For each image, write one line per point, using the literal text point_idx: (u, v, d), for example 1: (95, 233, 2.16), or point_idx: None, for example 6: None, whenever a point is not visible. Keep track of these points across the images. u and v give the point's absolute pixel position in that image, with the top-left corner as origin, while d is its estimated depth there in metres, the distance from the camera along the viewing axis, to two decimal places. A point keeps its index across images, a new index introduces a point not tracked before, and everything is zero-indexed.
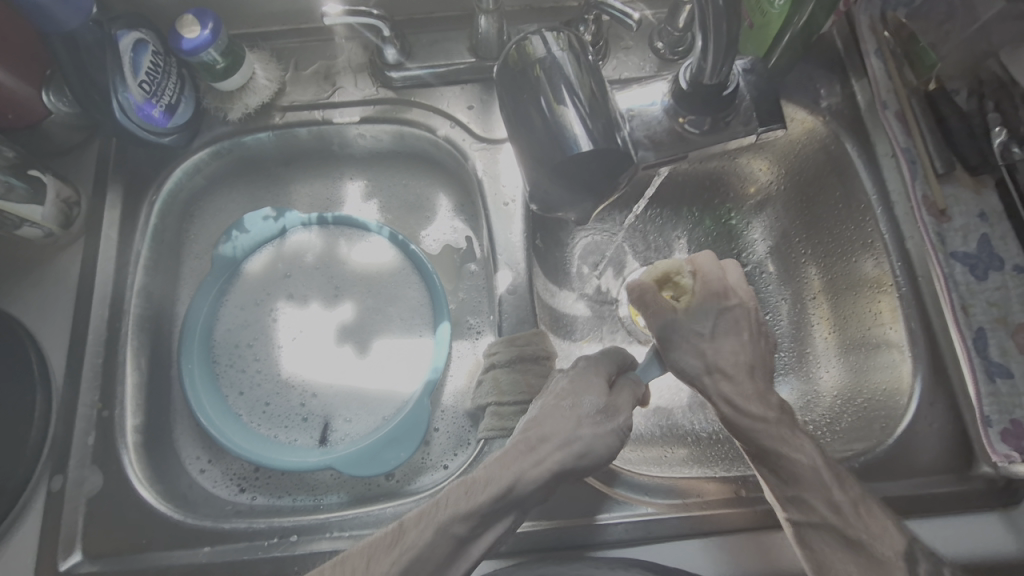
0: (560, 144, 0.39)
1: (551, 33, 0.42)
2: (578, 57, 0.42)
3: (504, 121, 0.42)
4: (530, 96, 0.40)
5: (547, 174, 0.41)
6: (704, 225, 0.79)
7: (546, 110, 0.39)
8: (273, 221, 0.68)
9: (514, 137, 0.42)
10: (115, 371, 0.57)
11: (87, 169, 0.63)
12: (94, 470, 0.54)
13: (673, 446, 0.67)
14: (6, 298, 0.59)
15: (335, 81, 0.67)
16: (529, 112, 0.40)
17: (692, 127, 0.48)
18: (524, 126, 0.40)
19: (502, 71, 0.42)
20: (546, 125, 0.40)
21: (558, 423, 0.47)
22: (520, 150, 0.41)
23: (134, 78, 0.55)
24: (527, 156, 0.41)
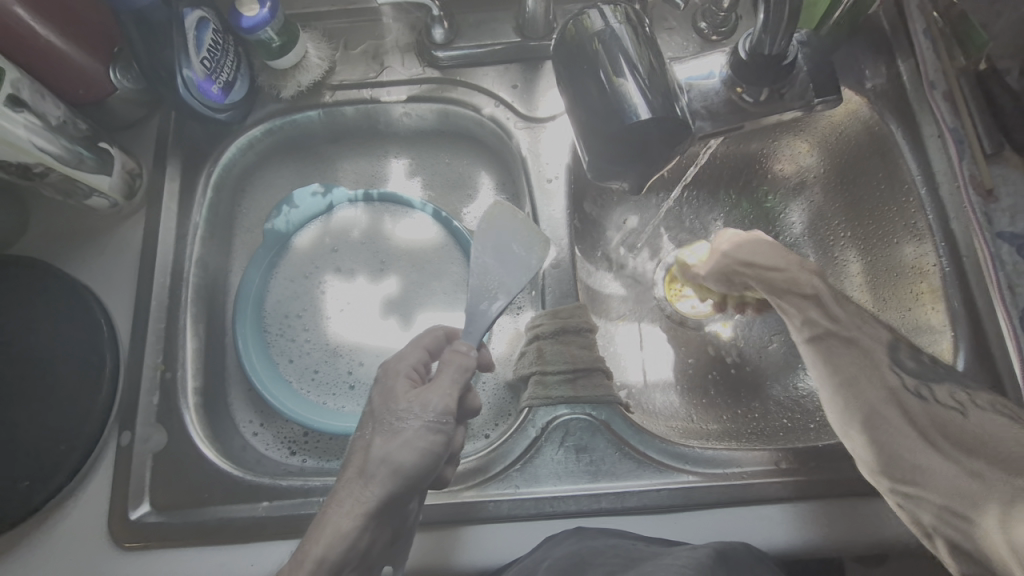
0: (619, 114, 0.40)
1: (608, 7, 0.43)
2: (636, 30, 0.42)
3: (561, 94, 0.44)
4: (588, 68, 0.41)
5: (604, 144, 0.42)
6: (741, 207, 0.80)
7: (603, 81, 0.40)
8: (321, 197, 0.70)
9: (571, 110, 0.43)
10: (177, 335, 0.60)
11: (146, 144, 0.66)
12: (159, 428, 0.57)
13: (705, 422, 0.70)
14: (75, 265, 0.62)
15: (382, 60, 0.69)
16: (586, 83, 0.41)
17: (748, 98, 0.48)
18: (582, 97, 0.41)
19: (561, 45, 0.43)
20: (605, 95, 0.40)
21: (362, 458, 0.47)
22: (580, 122, 0.42)
23: (197, 55, 0.58)
24: (584, 127, 0.43)
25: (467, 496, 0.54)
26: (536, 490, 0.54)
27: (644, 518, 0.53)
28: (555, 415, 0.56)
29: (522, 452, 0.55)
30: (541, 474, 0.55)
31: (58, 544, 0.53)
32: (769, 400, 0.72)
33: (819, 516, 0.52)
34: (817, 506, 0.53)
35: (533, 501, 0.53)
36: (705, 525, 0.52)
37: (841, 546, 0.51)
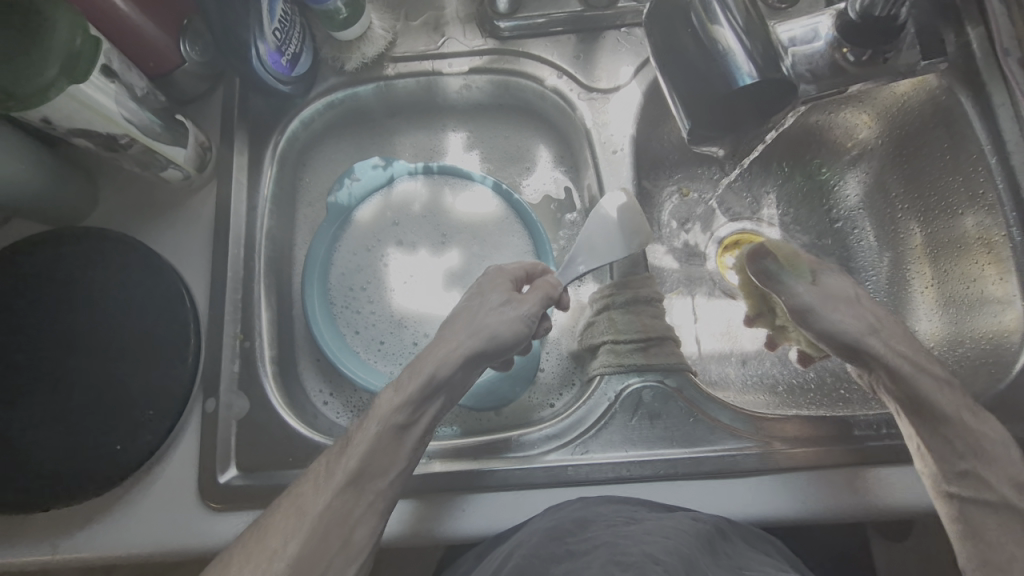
0: (725, 80, 0.45)
1: None
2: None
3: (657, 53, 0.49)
4: (686, 27, 0.46)
5: (706, 107, 0.47)
6: (795, 180, 0.81)
7: (712, 48, 0.45)
8: (382, 170, 0.71)
9: (670, 66, 0.48)
10: (252, 306, 0.61)
11: (212, 117, 0.66)
12: (241, 395, 0.59)
13: (760, 392, 0.71)
14: (151, 238, 0.64)
15: (444, 31, 0.68)
16: (685, 40, 0.46)
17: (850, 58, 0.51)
18: (689, 63, 0.46)
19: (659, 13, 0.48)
20: (712, 62, 0.45)
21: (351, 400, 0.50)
22: (683, 86, 0.47)
23: (269, 26, 0.57)
24: (683, 81, 0.47)
25: (545, 459, 0.55)
26: (611, 456, 0.55)
27: (718, 482, 0.53)
28: (628, 386, 0.58)
29: (595, 419, 0.57)
30: (615, 440, 0.56)
31: (151, 504, 0.56)
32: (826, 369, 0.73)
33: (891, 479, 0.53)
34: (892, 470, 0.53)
35: (608, 466, 0.54)
36: (782, 488, 0.53)
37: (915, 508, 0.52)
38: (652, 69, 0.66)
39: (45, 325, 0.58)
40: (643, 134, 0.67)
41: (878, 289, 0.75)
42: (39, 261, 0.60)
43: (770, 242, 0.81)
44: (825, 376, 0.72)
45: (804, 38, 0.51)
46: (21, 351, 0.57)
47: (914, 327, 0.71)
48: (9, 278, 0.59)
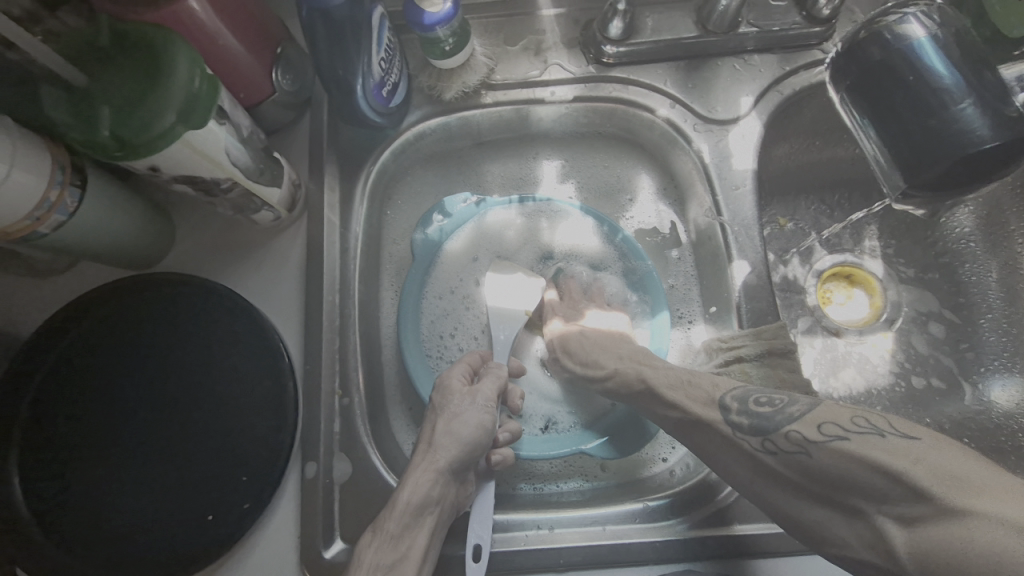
0: (962, 132, 0.42)
1: (921, 13, 0.45)
2: (950, 33, 0.44)
3: (864, 104, 0.46)
4: (903, 78, 0.44)
5: (929, 161, 0.44)
6: (897, 211, 0.77)
7: (939, 98, 0.43)
8: (476, 204, 0.66)
9: (883, 119, 0.46)
10: (350, 358, 0.57)
11: (300, 150, 0.62)
12: (343, 458, 0.54)
13: None
14: (237, 281, 0.59)
15: (546, 57, 0.64)
16: (903, 92, 0.44)
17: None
18: (909, 112, 0.44)
19: (858, 59, 0.46)
20: (938, 113, 0.43)
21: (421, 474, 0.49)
22: (895, 137, 0.45)
23: (376, 57, 0.53)
24: (900, 136, 0.45)
25: (682, 531, 0.51)
26: (752, 527, 0.51)
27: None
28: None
29: (733, 485, 0.52)
30: (758, 509, 0.51)
31: None
32: (943, 415, 0.69)
33: None
34: None
35: (753, 539, 0.50)
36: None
37: None
38: (772, 100, 0.61)
39: (132, 383, 0.54)
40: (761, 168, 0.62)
41: (993, 326, 0.71)
42: (124, 309, 0.55)
43: (871, 275, 0.76)
44: (945, 423, 0.68)
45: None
46: (108, 409, 0.53)
47: None
48: (93, 328, 0.55)
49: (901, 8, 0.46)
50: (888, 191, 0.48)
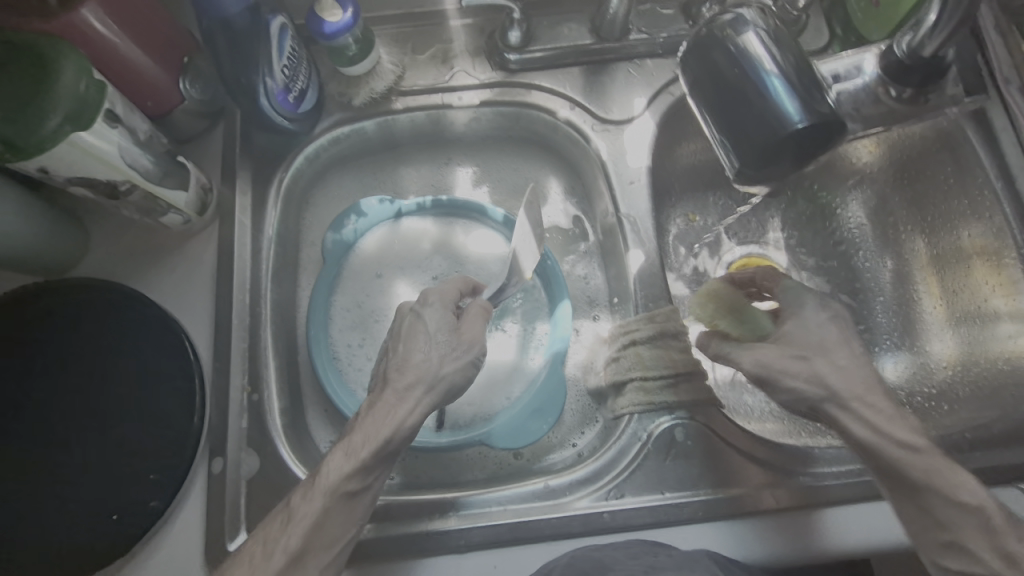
0: (780, 116, 0.41)
1: (744, 9, 0.45)
2: (775, 26, 0.44)
3: (699, 98, 0.46)
4: (728, 66, 0.44)
5: (762, 152, 0.43)
6: (796, 205, 0.81)
7: (763, 89, 0.42)
8: (389, 204, 0.68)
9: (715, 111, 0.45)
10: (260, 356, 0.58)
11: (212, 156, 0.63)
12: (251, 453, 0.55)
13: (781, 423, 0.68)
14: (147, 285, 0.60)
15: (453, 65, 0.67)
16: (730, 81, 0.43)
17: (895, 93, 0.49)
18: (737, 107, 0.43)
19: (698, 53, 0.45)
20: (761, 104, 0.42)
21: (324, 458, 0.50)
22: (729, 132, 0.44)
23: (279, 64, 0.55)
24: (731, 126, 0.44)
25: (578, 506, 0.54)
26: (643, 498, 0.54)
27: (760, 523, 0.52)
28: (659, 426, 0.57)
29: (628, 461, 0.55)
30: (650, 482, 0.54)
31: None
32: None
33: None
34: None
35: (645, 510, 0.53)
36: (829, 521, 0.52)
37: None
38: (664, 101, 0.66)
39: (34, 387, 0.54)
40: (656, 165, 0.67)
41: (884, 308, 0.75)
42: (29, 314, 0.55)
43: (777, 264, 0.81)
44: None
45: (847, 74, 0.49)
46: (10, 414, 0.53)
47: (926, 347, 0.71)
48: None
49: (735, 7, 0.45)
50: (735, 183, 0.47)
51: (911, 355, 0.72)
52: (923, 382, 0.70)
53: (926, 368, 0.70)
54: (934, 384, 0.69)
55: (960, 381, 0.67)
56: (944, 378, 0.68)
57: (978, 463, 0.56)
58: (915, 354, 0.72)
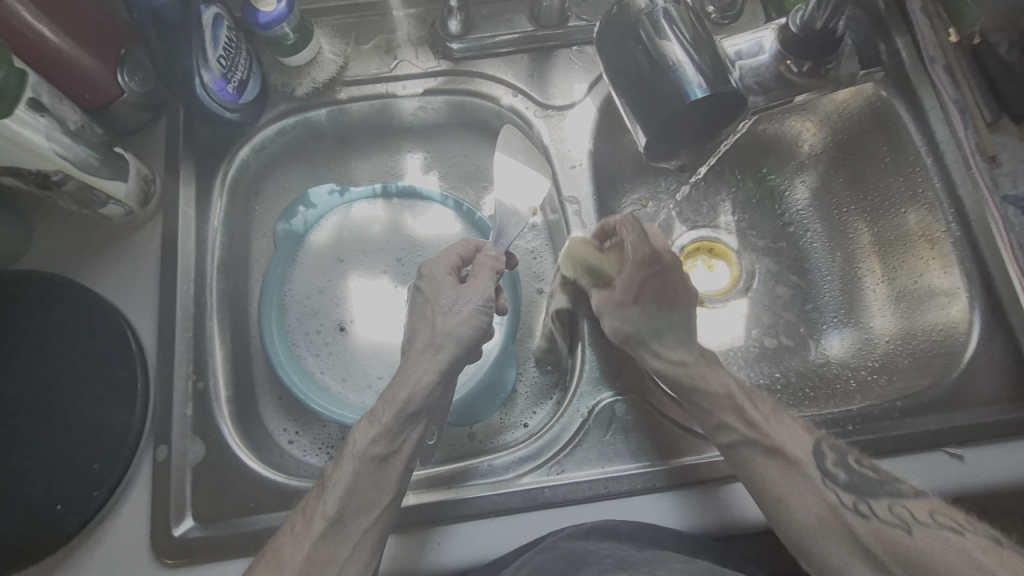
0: (679, 92, 0.47)
1: None
2: (680, 7, 0.49)
3: (608, 70, 0.50)
4: (634, 41, 0.48)
5: (668, 124, 0.48)
6: (747, 187, 0.81)
7: (669, 66, 0.47)
8: (338, 194, 0.69)
9: (623, 85, 0.50)
10: (205, 345, 0.58)
11: (156, 149, 0.64)
12: (196, 440, 0.55)
13: None
14: (90, 277, 0.60)
15: (396, 54, 0.68)
16: (637, 56, 0.48)
17: (795, 69, 0.55)
18: (643, 81, 0.48)
19: (612, 25, 0.49)
20: (668, 81, 0.47)
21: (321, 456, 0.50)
22: (640, 107, 0.49)
23: (214, 54, 0.56)
24: (637, 100, 0.49)
25: (521, 482, 0.54)
26: (586, 473, 0.55)
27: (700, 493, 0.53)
28: (602, 400, 0.58)
29: (570, 436, 0.56)
30: (592, 457, 0.55)
31: (96, 567, 0.51)
32: (790, 368, 0.72)
33: None
34: None
35: (587, 483, 0.54)
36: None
37: None
38: (603, 86, 0.67)
39: None
40: (599, 149, 0.68)
41: (831, 287, 0.76)
42: None
43: (728, 247, 0.80)
44: (792, 375, 0.71)
45: (750, 51, 0.56)
46: None
47: (868, 322, 0.72)
48: None
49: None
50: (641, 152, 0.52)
51: (855, 331, 0.73)
52: (864, 357, 0.70)
53: (867, 343, 0.71)
54: (874, 359, 0.69)
55: (898, 354, 0.68)
56: (884, 352, 0.69)
57: (912, 429, 0.57)
58: (859, 330, 0.73)
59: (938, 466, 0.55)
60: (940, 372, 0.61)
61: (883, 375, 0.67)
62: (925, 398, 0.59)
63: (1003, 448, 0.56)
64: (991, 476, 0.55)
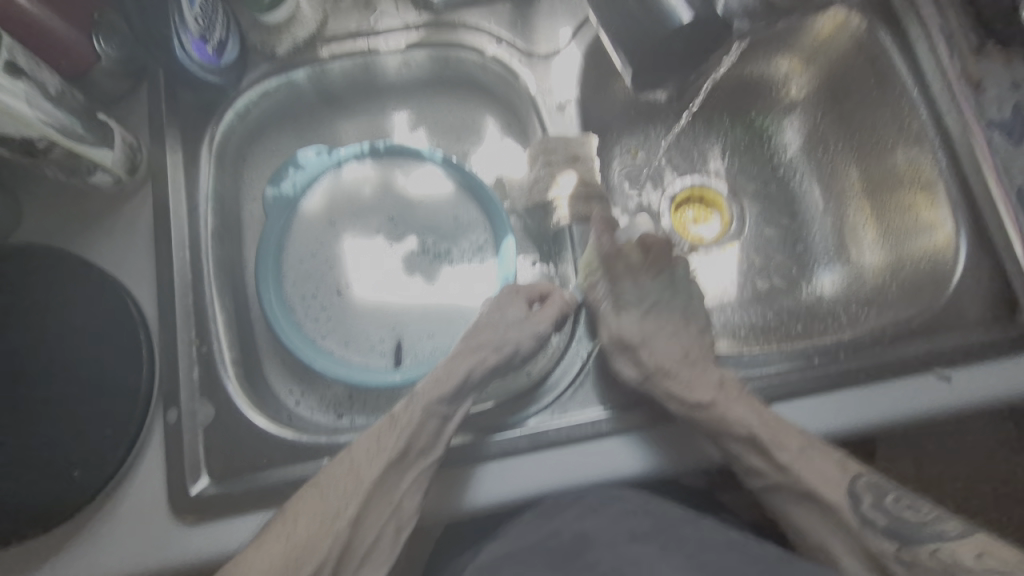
0: (666, 21, 0.47)
1: None
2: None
3: (591, 2, 0.50)
4: None
5: (655, 57, 0.48)
6: (735, 132, 0.81)
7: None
8: (327, 155, 0.68)
9: (607, 20, 0.49)
10: (205, 311, 0.59)
11: (139, 117, 0.63)
12: (205, 402, 0.56)
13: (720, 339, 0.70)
14: (84, 249, 0.59)
15: (375, 8, 0.67)
16: None
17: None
18: (629, 15, 0.48)
19: None
20: (651, 12, 0.47)
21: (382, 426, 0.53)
22: (626, 42, 0.49)
23: (190, 14, 0.55)
24: (622, 35, 0.49)
25: (525, 425, 0.55)
26: (587, 414, 0.56)
27: (712, 429, 0.55)
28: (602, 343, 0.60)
29: (569, 380, 0.58)
30: (593, 397, 0.57)
31: (120, 526, 0.53)
32: (783, 308, 0.73)
33: (851, 401, 0.56)
34: (850, 393, 0.56)
35: (589, 424, 0.55)
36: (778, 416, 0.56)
37: (879, 422, 0.56)
38: (587, 31, 0.67)
39: None
40: (586, 98, 0.68)
41: (821, 226, 0.77)
42: None
43: (718, 193, 0.80)
44: (786, 313, 0.73)
45: None
46: None
47: (858, 257, 0.74)
48: None
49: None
50: (629, 89, 0.52)
51: (845, 267, 0.74)
52: (854, 292, 0.72)
53: (857, 278, 0.73)
54: (864, 293, 0.71)
55: (888, 286, 0.69)
56: (874, 285, 0.70)
57: (901, 354, 0.58)
58: (849, 266, 0.74)
59: (928, 388, 0.56)
60: (929, 299, 0.62)
61: (873, 307, 0.68)
62: (917, 324, 0.60)
63: (985, 367, 0.57)
64: (978, 394, 0.56)
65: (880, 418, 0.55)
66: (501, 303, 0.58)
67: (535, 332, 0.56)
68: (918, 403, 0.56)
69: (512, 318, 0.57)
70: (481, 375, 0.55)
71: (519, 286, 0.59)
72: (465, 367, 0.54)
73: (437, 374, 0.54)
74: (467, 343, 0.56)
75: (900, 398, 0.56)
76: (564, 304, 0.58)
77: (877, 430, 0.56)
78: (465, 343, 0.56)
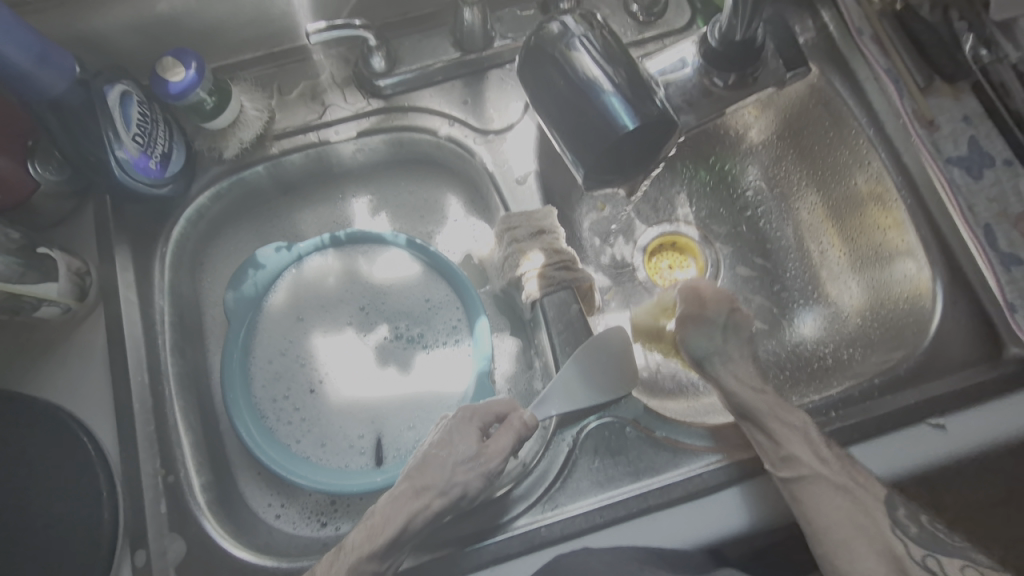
0: (611, 120, 0.45)
1: (568, 17, 0.49)
2: (595, 31, 0.48)
3: (531, 97, 0.49)
4: (555, 69, 0.47)
5: (607, 157, 0.47)
6: (699, 177, 0.78)
7: (594, 95, 0.46)
8: (286, 252, 0.66)
9: (550, 117, 0.48)
10: (169, 436, 0.56)
11: (86, 236, 0.61)
12: (174, 537, 0.54)
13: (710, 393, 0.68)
14: (34, 382, 0.57)
15: (323, 100, 0.66)
16: (560, 84, 0.47)
17: (719, 82, 0.55)
18: (573, 113, 0.46)
19: (534, 53, 0.48)
20: (597, 111, 0.46)
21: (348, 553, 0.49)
22: (575, 139, 0.47)
23: (128, 133, 0.54)
24: (567, 133, 0.47)
25: (514, 525, 0.53)
26: (575, 505, 0.54)
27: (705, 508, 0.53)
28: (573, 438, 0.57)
29: (559, 469, 0.55)
30: (583, 486, 0.55)
31: None
32: (768, 354, 0.71)
33: (849, 461, 0.55)
34: (844, 454, 0.55)
35: (582, 516, 0.53)
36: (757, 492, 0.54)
37: (878, 483, 0.54)
38: None
39: None
40: (546, 168, 0.67)
41: (796, 267, 0.75)
42: None
43: (690, 239, 0.77)
44: (771, 361, 0.71)
45: (673, 68, 0.56)
46: None
47: (837, 298, 0.72)
48: None
49: (560, 17, 0.49)
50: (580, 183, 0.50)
51: (824, 307, 0.73)
52: (836, 334, 0.70)
53: (838, 319, 0.71)
54: (847, 335, 0.69)
55: (870, 326, 0.68)
56: (856, 326, 0.69)
57: (889, 408, 0.57)
58: (828, 307, 0.72)
59: (922, 440, 0.55)
60: (911, 342, 0.62)
61: (859, 351, 0.67)
62: (906, 371, 0.59)
63: (977, 412, 0.56)
64: (976, 441, 0.55)
65: (881, 475, 0.54)
66: (454, 434, 0.54)
67: (485, 471, 0.52)
68: (914, 456, 0.55)
69: (462, 456, 0.52)
70: (422, 522, 0.51)
71: (473, 410, 0.55)
72: (404, 515, 0.50)
73: (370, 522, 0.50)
74: (410, 485, 0.51)
75: (898, 453, 0.55)
76: (522, 427, 0.54)
77: (880, 488, 0.55)
78: (408, 484, 0.52)
